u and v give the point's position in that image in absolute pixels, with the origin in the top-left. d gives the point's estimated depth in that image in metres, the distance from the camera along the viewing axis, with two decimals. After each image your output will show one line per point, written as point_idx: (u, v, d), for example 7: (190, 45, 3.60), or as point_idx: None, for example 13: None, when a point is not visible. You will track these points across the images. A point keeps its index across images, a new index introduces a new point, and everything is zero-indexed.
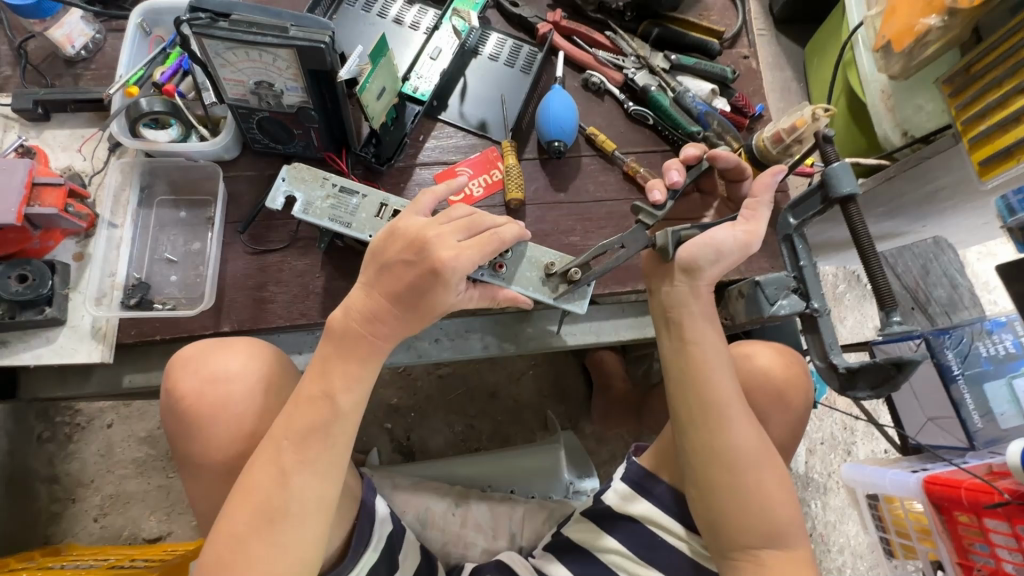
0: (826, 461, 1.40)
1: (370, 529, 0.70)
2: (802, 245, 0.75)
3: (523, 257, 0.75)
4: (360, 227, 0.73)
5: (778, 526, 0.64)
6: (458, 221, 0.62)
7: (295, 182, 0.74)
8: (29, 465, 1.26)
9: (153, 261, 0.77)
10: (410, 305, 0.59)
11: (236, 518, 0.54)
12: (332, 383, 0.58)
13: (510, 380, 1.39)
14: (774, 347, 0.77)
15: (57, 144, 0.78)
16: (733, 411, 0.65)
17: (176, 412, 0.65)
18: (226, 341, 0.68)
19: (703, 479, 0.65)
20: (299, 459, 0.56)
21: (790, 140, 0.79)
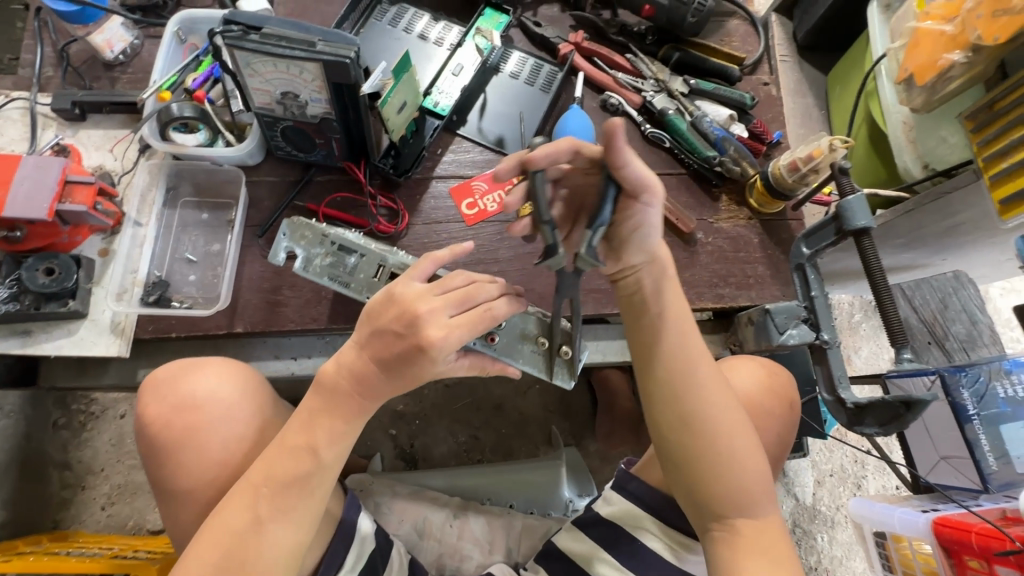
0: (834, 494, 1.37)
1: (343, 553, 0.70)
2: (814, 275, 0.75)
3: (516, 329, 0.72)
4: (358, 290, 0.71)
5: (750, 492, 0.63)
6: (449, 296, 0.57)
7: (295, 237, 0.73)
8: (44, 449, 1.29)
9: (174, 260, 0.80)
10: (396, 374, 0.56)
11: (204, 559, 0.54)
12: (316, 437, 0.57)
13: (516, 393, 1.39)
14: (762, 364, 0.76)
15: (91, 143, 0.81)
16: (699, 377, 0.64)
17: (147, 437, 0.64)
18: (199, 363, 0.67)
19: (674, 448, 0.64)
20: (276, 510, 0.55)
21: (807, 169, 0.78)
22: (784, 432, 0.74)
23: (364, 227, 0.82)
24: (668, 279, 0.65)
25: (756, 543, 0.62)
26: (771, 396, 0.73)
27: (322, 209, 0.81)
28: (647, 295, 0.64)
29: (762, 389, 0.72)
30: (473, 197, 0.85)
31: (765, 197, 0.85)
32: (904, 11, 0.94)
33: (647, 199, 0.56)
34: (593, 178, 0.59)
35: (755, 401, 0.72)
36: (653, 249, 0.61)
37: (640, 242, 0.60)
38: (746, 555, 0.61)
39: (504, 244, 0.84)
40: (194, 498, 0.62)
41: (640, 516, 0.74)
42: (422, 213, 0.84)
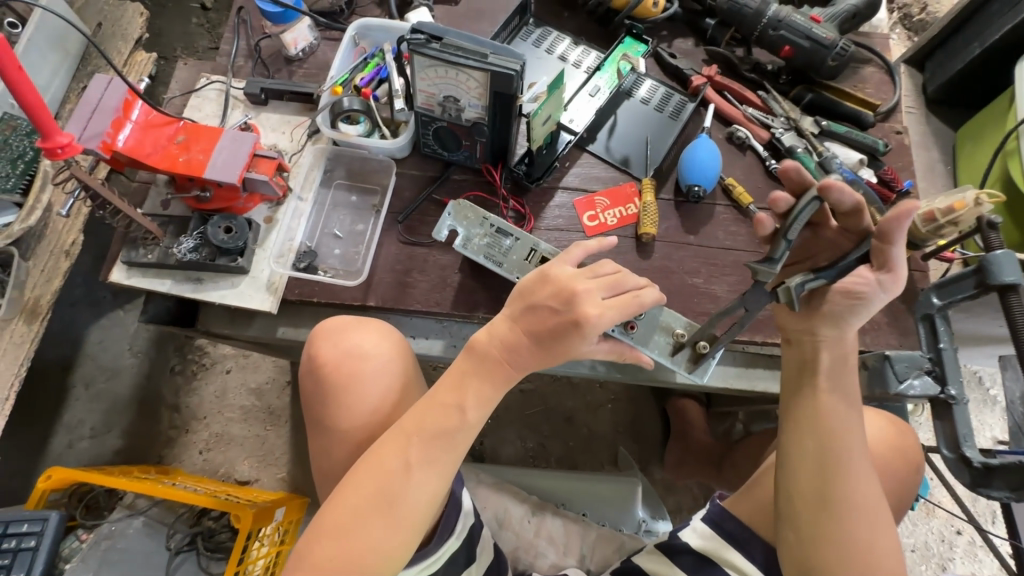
0: (915, 571, 1.28)
1: (455, 519, 0.72)
2: (944, 327, 0.73)
3: (656, 322, 0.79)
4: (510, 269, 0.81)
5: (870, 538, 0.61)
6: (602, 280, 0.62)
7: (458, 218, 0.83)
8: (161, 390, 1.44)
9: (323, 234, 0.89)
10: (547, 347, 0.61)
11: (358, 492, 0.58)
12: (466, 397, 0.61)
13: (588, 410, 1.41)
14: (887, 417, 0.75)
15: (269, 125, 0.93)
16: (851, 436, 0.65)
17: (314, 377, 0.70)
18: (360, 321, 0.72)
19: (810, 495, 0.63)
20: (423, 459, 0.59)
21: (944, 221, 0.76)
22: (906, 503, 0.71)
23: None
24: (843, 351, 0.68)
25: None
26: (901, 458, 0.72)
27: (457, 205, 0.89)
28: (818, 361, 0.68)
29: (885, 442, 0.71)
30: (594, 211, 0.90)
31: None
32: None
33: (884, 281, 0.63)
34: (849, 243, 0.67)
35: (882, 458, 0.70)
36: (844, 331, 0.68)
37: (851, 315, 0.66)
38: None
39: (619, 258, 0.88)
40: (349, 437, 0.67)
41: (729, 545, 0.74)
42: (545, 219, 0.90)
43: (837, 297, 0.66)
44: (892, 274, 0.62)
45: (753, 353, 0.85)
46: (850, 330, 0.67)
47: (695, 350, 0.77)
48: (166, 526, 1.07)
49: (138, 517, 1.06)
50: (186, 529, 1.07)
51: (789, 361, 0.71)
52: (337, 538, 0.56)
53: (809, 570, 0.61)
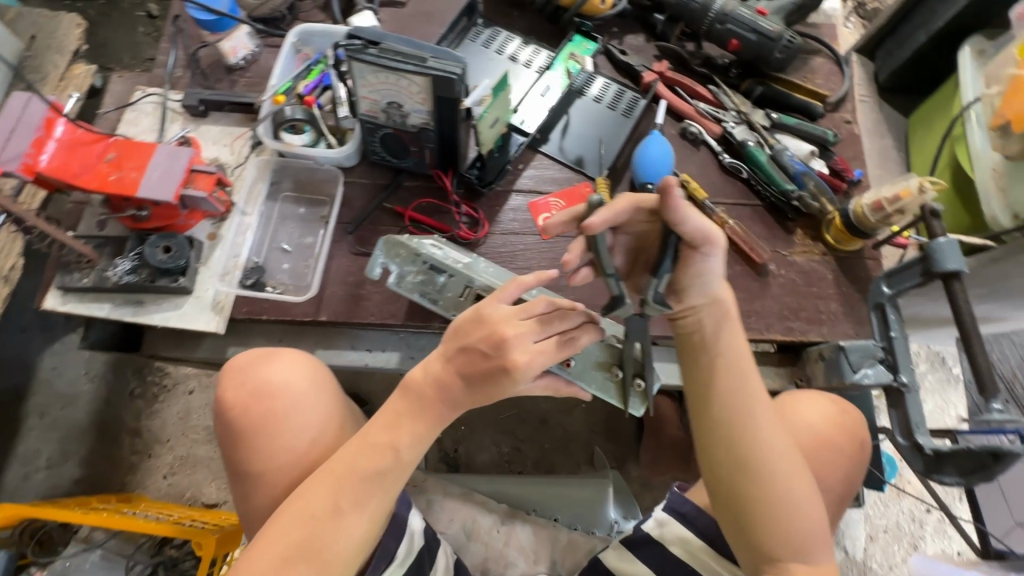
0: (888, 552, 1.31)
1: (395, 545, 0.73)
2: (894, 316, 0.74)
3: (591, 356, 0.75)
4: (445, 308, 0.77)
5: (807, 517, 0.61)
6: (534, 322, 0.63)
7: (390, 255, 0.77)
8: (120, 415, 1.38)
9: (271, 249, 0.87)
10: (477, 389, 0.63)
11: (285, 537, 0.60)
12: (399, 437, 0.63)
13: (562, 410, 1.40)
14: (830, 399, 0.74)
15: (210, 138, 0.89)
16: (760, 421, 0.63)
17: (225, 421, 0.71)
18: (273, 352, 0.74)
19: (727, 490, 0.63)
20: (354, 503, 0.62)
21: (892, 210, 0.78)
22: (851, 478, 0.71)
23: (446, 232, 0.87)
24: (730, 320, 0.66)
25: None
26: (835, 428, 0.71)
27: (409, 213, 0.87)
28: (705, 335, 0.66)
29: (830, 425, 0.71)
30: (549, 212, 0.89)
31: (843, 233, 0.85)
32: (1004, 57, 0.92)
33: (706, 248, 0.59)
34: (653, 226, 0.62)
35: (821, 433, 0.70)
36: (715, 291, 0.64)
37: (701, 287, 0.63)
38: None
39: None
40: (271, 480, 0.68)
41: (695, 543, 0.73)
42: (500, 223, 0.88)
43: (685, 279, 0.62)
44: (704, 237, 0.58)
45: None
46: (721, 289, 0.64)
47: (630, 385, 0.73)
48: (125, 558, 1.03)
49: (95, 550, 1.02)
50: (147, 560, 1.03)
51: (681, 339, 0.68)
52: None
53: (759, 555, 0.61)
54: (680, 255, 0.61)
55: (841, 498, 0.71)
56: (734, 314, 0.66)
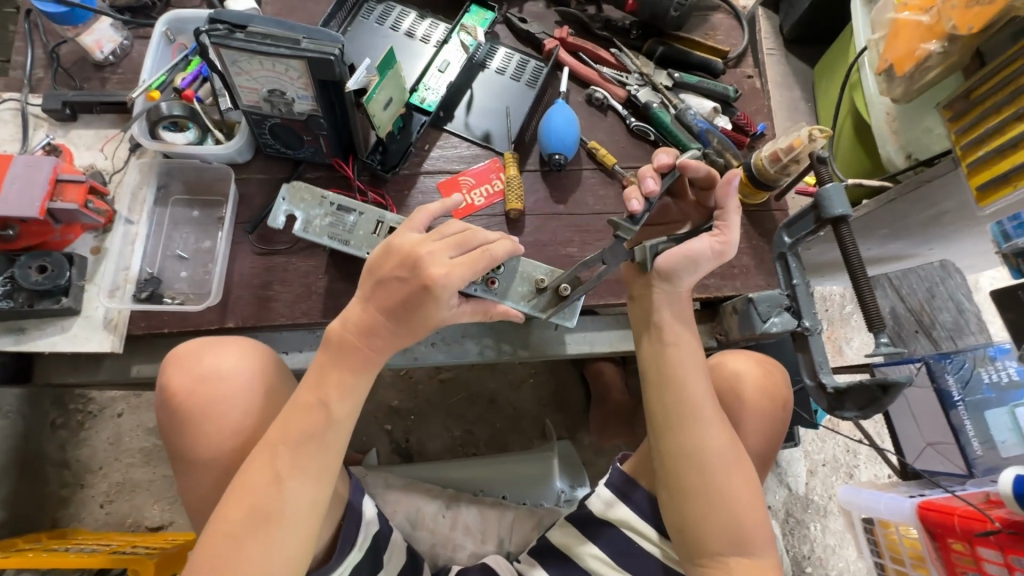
0: (827, 483, 1.39)
1: (355, 530, 0.70)
2: (796, 264, 0.76)
3: (516, 272, 0.76)
4: (358, 246, 0.76)
5: (745, 513, 0.65)
6: (447, 240, 0.62)
7: (294, 201, 0.77)
8: (42, 449, 1.30)
9: (166, 257, 0.81)
10: (402, 321, 0.61)
11: (231, 517, 0.56)
12: (327, 392, 0.60)
13: (511, 388, 1.40)
14: (751, 356, 0.78)
15: (82, 143, 0.83)
16: (704, 414, 0.66)
17: (168, 408, 0.65)
18: (221, 340, 0.69)
19: (671, 482, 0.66)
20: (295, 465, 0.58)
21: (788, 160, 0.79)
22: (774, 432, 0.74)
23: None
24: (686, 315, 0.72)
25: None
26: (763, 398, 0.73)
27: None
28: (660, 328, 0.70)
29: (759, 391, 0.73)
30: (460, 191, 0.86)
31: (749, 188, 0.86)
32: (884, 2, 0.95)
33: (715, 242, 0.67)
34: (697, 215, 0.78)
35: (749, 406, 0.73)
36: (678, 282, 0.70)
37: (686, 270, 0.68)
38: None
39: (491, 238, 0.85)
40: (219, 464, 0.64)
41: (626, 510, 0.76)
42: (411, 208, 0.86)
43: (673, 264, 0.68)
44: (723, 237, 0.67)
45: None
46: (682, 284, 0.71)
47: (558, 292, 0.75)
48: None
49: None
50: None
51: (641, 330, 0.73)
52: (215, 569, 0.54)
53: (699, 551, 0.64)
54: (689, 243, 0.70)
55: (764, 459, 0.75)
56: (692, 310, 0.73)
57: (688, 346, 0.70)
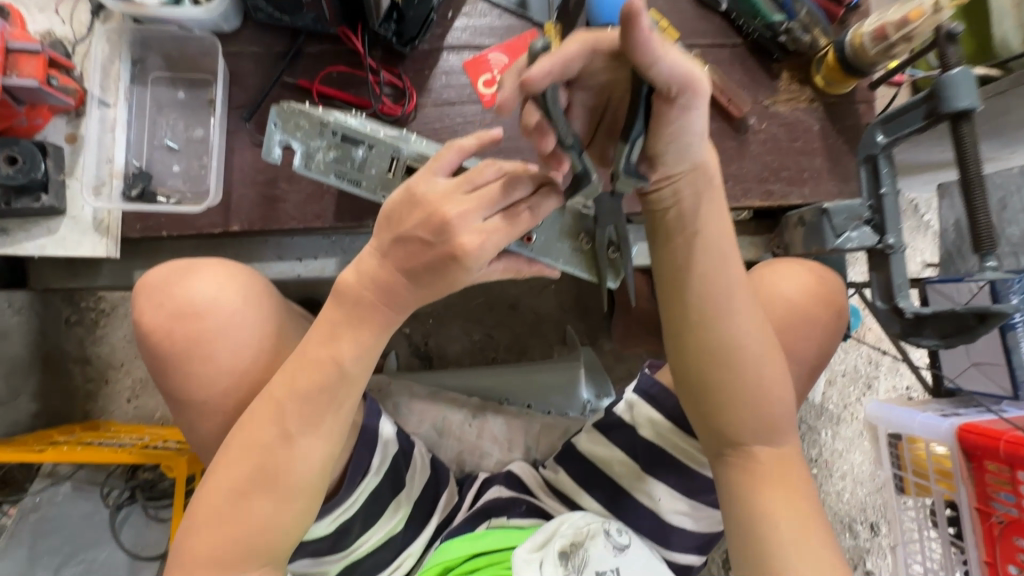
0: (843, 393, 1.38)
1: (369, 457, 0.69)
2: (888, 169, 0.65)
3: (556, 227, 0.65)
4: (371, 189, 0.64)
5: (774, 404, 0.59)
6: (480, 195, 0.51)
7: (289, 131, 0.64)
8: (63, 344, 1.29)
9: (153, 148, 0.71)
10: (425, 284, 0.54)
11: (235, 471, 0.55)
12: (341, 349, 0.56)
13: (532, 293, 1.34)
14: (806, 266, 0.68)
15: (33, 3, 0.68)
16: (735, 304, 0.58)
17: (148, 348, 0.62)
18: (191, 266, 0.64)
19: (691, 377, 0.60)
20: (303, 423, 0.56)
21: (897, 37, 0.65)
22: (817, 333, 0.65)
23: (368, 108, 0.72)
24: (712, 190, 0.56)
25: (777, 474, 0.59)
26: (816, 304, 0.65)
27: (316, 87, 0.70)
28: (682, 212, 0.56)
29: (806, 295, 0.65)
30: (491, 73, 0.73)
31: (836, 73, 0.72)
32: None
33: (686, 99, 0.45)
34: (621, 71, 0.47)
35: (792, 305, 0.64)
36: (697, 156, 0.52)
37: (680, 151, 0.50)
38: (763, 489, 0.58)
39: None
40: (214, 404, 0.62)
41: (654, 413, 0.71)
42: (434, 92, 0.73)
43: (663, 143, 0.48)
44: (684, 83, 0.44)
45: None
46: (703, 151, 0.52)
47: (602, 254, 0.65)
48: (99, 485, 0.99)
49: (64, 483, 0.98)
50: (123, 484, 0.99)
51: (654, 219, 0.58)
52: (221, 520, 0.55)
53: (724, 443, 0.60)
54: (652, 112, 0.46)
55: (812, 367, 0.66)
56: (718, 184, 0.56)
57: (721, 229, 0.57)
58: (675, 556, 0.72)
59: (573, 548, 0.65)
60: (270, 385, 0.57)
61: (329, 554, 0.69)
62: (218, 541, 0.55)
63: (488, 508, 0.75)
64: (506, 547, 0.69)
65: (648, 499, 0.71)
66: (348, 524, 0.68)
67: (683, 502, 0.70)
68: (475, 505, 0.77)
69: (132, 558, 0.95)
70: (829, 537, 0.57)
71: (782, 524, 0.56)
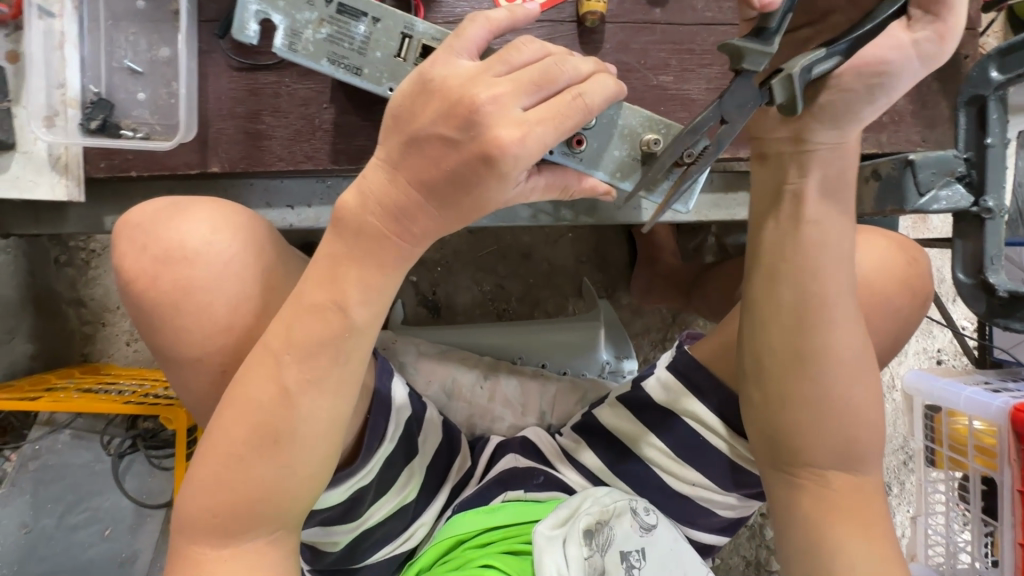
0: None
1: (385, 421, 0.62)
2: (997, 113, 0.56)
3: (613, 128, 0.56)
4: (376, 77, 0.55)
5: (859, 431, 0.52)
6: (519, 77, 0.42)
7: (270, 2, 0.55)
8: (52, 286, 1.12)
9: (112, 70, 0.60)
10: (449, 202, 0.43)
11: (233, 434, 0.48)
12: (344, 291, 0.46)
13: (547, 242, 1.23)
14: (891, 238, 0.59)
15: None
16: (839, 314, 0.50)
17: (133, 299, 0.53)
18: (183, 205, 0.55)
19: (774, 388, 0.52)
20: (306, 379, 0.47)
21: None
22: (901, 334, 0.58)
23: None
24: (846, 180, 0.50)
25: (850, 501, 0.53)
26: (897, 285, 0.57)
27: None
28: (803, 195, 0.50)
29: (897, 291, 0.56)
30: None
31: None
32: None
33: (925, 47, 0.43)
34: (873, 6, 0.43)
35: (885, 302, 0.56)
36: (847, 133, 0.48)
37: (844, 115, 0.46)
38: (830, 515, 0.52)
39: None
40: (209, 362, 0.53)
41: (700, 407, 0.63)
42: (442, 6, 0.61)
43: (851, 77, 0.44)
44: (938, 27, 0.42)
45: (731, 172, 0.69)
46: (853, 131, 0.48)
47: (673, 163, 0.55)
48: (99, 434, 0.95)
49: (63, 431, 0.94)
50: (123, 433, 0.95)
51: (765, 189, 0.52)
52: (220, 486, 0.48)
53: (794, 463, 0.53)
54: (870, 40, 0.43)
55: None
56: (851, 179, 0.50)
57: (838, 227, 0.50)
58: (699, 535, 0.68)
59: (598, 527, 0.60)
60: (268, 333, 0.48)
61: (338, 524, 0.63)
62: (219, 508, 0.48)
63: (503, 478, 0.70)
64: (522, 522, 0.64)
65: (677, 480, 0.66)
66: (363, 491, 0.62)
67: (728, 496, 0.65)
68: (486, 476, 0.73)
69: (138, 505, 0.94)
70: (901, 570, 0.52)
71: (848, 556, 0.51)
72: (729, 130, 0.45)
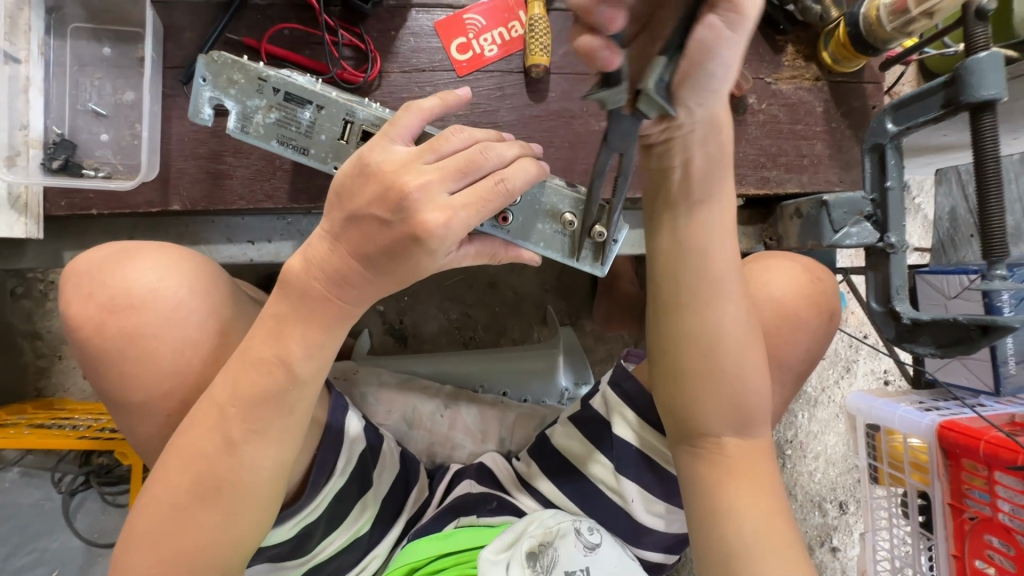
0: (823, 375, 1.26)
1: (334, 457, 0.63)
2: (894, 159, 0.63)
3: (536, 206, 0.59)
4: (322, 157, 0.56)
5: (750, 402, 0.56)
6: (445, 166, 0.45)
7: (223, 89, 0.56)
8: (8, 318, 1.10)
9: (76, 113, 0.62)
10: (384, 272, 0.46)
11: (175, 482, 0.48)
12: (288, 348, 0.48)
13: (511, 271, 1.26)
14: (798, 261, 0.65)
15: None
16: (727, 290, 0.55)
17: (78, 342, 0.54)
18: (132, 251, 0.56)
19: (671, 362, 0.56)
20: (248, 431, 0.49)
21: (918, 11, 0.59)
22: (814, 350, 0.63)
23: (325, 74, 0.64)
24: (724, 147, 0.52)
25: (743, 466, 0.56)
26: (807, 305, 0.62)
27: (264, 46, 0.62)
28: (688, 174, 0.52)
29: (796, 296, 0.61)
30: (466, 37, 0.67)
31: (845, 49, 0.67)
32: None
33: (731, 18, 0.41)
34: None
35: (789, 310, 0.61)
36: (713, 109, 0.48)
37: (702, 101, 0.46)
38: (728, 479, 0.55)
39: (505, 102, 0.67)
40: (151, 411, 0.54)
41: (631, 411, 0.67)
42: (399, 56, 0.66)
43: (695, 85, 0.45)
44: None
45: None
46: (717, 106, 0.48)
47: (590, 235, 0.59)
48: (50, 470, 0.92)
49: (12, 468, 0.91)
50: (76, 469, 0.93)
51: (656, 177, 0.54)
52: (160, 537, 0.49)
53: (692, 434, 0.57)
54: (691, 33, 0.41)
55: (798, 373, 0.64)
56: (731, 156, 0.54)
57: (720, 208, 0.54)
58: (645, 553, 0.70)
59: (542, 548, 0.62)
60: (215, 379, 0.49)
61: (288, 559, 0.63)
62: (158, 558, 0.49)
63: (456, 504, 0.72)
64: (474, 546, 0.66)
65: (618, 497, 0.68)
66: (311, 528, 0.63)
67: (661, 506, 0.68)
68: (445, 501, 0.74)
69: (90, 544, 0.91)
70: (790, 532, 0.55)
71: (740, 511, 0.54)
72: (626, 159, 0.47)
